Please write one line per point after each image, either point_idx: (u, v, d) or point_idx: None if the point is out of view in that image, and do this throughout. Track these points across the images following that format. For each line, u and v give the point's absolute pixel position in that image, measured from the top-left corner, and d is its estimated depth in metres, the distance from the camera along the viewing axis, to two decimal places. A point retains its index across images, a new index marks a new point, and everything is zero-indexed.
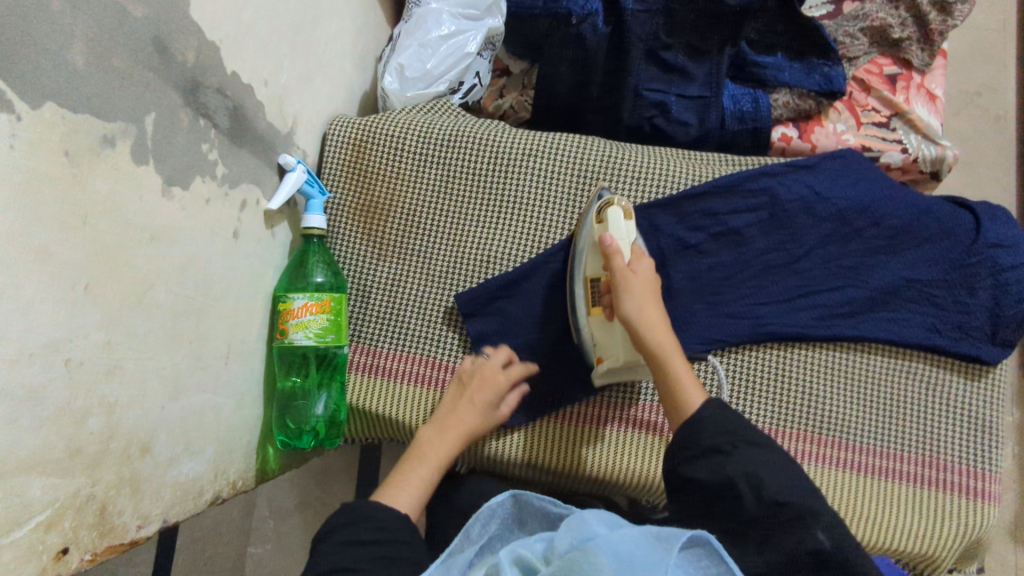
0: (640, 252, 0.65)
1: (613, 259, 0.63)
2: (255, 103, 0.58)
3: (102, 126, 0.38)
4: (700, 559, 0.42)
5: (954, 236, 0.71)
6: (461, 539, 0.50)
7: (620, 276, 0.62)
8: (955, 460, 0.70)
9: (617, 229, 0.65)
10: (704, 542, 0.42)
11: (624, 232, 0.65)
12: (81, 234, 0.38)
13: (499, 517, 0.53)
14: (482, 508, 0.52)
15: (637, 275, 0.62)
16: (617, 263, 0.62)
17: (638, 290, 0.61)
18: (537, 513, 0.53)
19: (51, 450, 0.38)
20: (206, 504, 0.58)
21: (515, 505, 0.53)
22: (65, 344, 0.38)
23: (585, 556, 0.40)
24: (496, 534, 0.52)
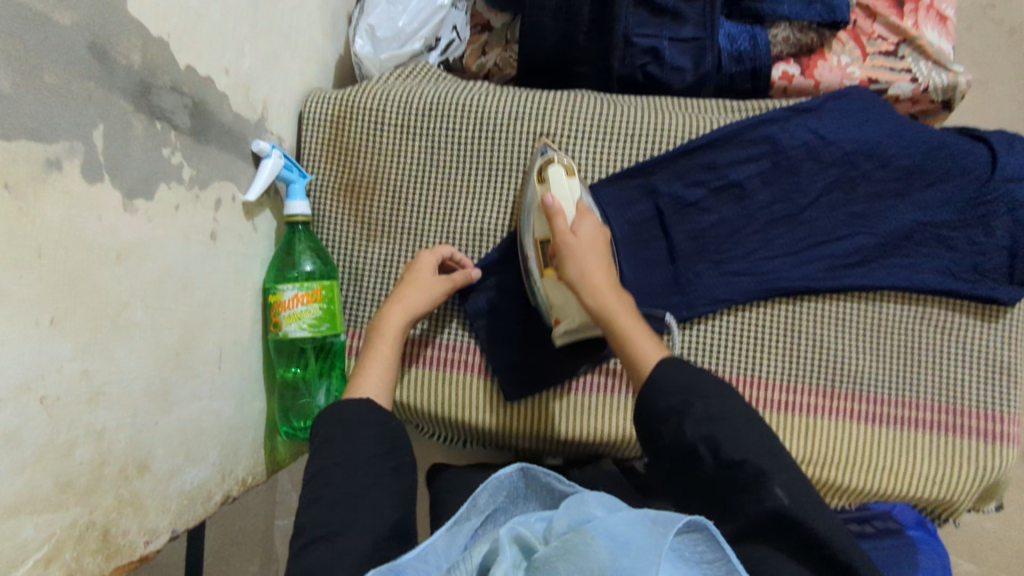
0: (583, 211, 0.65)
1: (554, 220, 0.63)
2: (217, 94, 0.55)
3: (44, 150, 0.36)
4: (693, 544, 0.40)
5: (969, 172, 0.67)
6: (467, 509, 0.47)
7: (562, 238, 0.62)
8: (972, 404, 0.68)
9: (558, 189, 0.66)
10: (702, 529, 0.40)
11: (564, 190, 0.66)
12: (36, 267, 0.36)
13: (507, 489, 0.50)
14: (490, 477, 0.50)
15: (580, 235, 0.63)
16: (557, 223, 0.63)
17: (580, 249, 0.62)
18: (542, 488, 0.51)
19: (39, 488, 0.37)
20: (217, 505, 0.59)
21: (521, 477, 0.51)
22: (37, 382, 0.36)
23: (582, 538, 0.38)
24: (500, 506, 0.50)
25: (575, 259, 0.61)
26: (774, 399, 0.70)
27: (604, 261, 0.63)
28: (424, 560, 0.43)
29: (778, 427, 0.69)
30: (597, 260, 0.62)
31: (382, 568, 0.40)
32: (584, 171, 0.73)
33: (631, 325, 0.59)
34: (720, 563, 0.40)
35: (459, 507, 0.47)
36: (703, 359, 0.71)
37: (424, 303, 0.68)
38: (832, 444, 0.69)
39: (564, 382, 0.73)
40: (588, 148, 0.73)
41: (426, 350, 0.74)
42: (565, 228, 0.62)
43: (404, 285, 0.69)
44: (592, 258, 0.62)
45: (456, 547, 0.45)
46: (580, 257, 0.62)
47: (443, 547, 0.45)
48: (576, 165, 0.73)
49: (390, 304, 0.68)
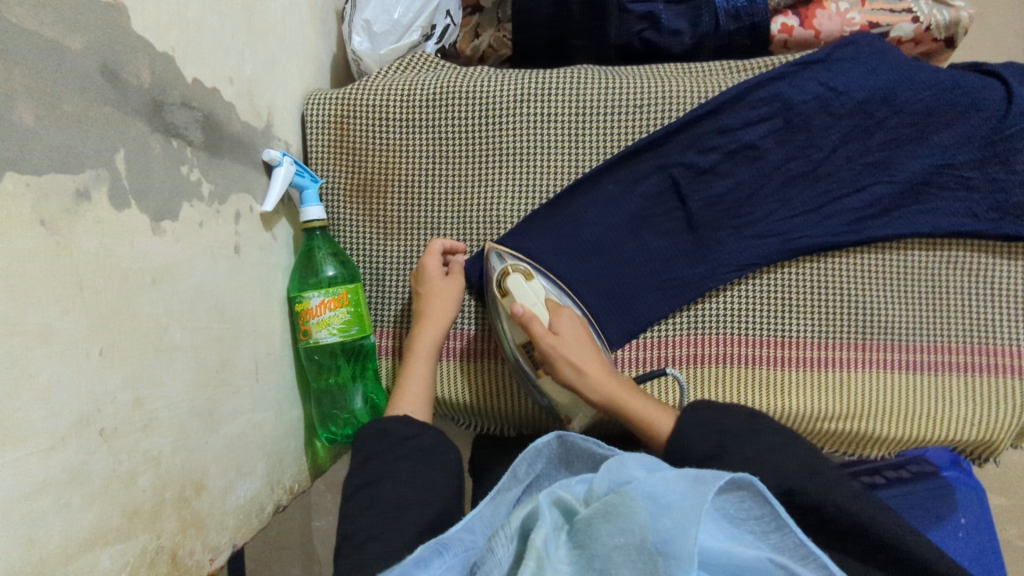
0: (553, 308, 0.66)
1: (532, 327, 0.63)
2: (224, 107, 0.53)
3: (73, 181, 0.35)
4: (741, 500, 0.40)
5: (986, 109, 0.66)
6: (507, 480, 0.48)
7: (551, 351, 0.63)
8: (1002, 342, 0.68)
9: (524, 296, 0.65)
10: (747, 485, 0.40)
11: (524, 294, 0.65)
12: (80, 302, 0.35)
13: (546, 457, 0.50)
14: (527, 447, 0.49)
15: (559, 336, 0.64)
16: (536, 329, 0.63)
17: (565, 353, 0.63)
18: (583, 455, 0.50)
19: (109, 521, 0.37)
20: (269, 516, 0.59)
21: (560, 445, 0.50)
22: (94, 416, 0.36)
23: (621, 498, 0.39)
24: (542, 473, 0.50)
25: (565, 363, 0.63)
26: (807, 356, 0.69)
27: (591, 353, 0.64)
28: (470, 530, 0.43)
29: (813, 385, 0.69)
30: (583, 353, 0.64)
31: (431, 543, 0.39)
32: (596, 145, 0.72)
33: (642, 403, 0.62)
34: (768, 519, 0.39)
35: (500, 479, 0.47)
36: (729, 326, 0.70)
37: (452, 307, 0.70)
38: (868, 395, 0.69)
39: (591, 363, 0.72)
40: (598, 123, 0.72)
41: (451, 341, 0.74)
42: (543, 334, 0.63)
43: (429, 300, 0.70)
44: (579, 354, 0.64)
45: (500, 515, 0.45)
46: (575, 362, 0.63)
47: (488, 515, 0.45)
48: (588, 141, 0.72)
49: (422, 323, 0.69)
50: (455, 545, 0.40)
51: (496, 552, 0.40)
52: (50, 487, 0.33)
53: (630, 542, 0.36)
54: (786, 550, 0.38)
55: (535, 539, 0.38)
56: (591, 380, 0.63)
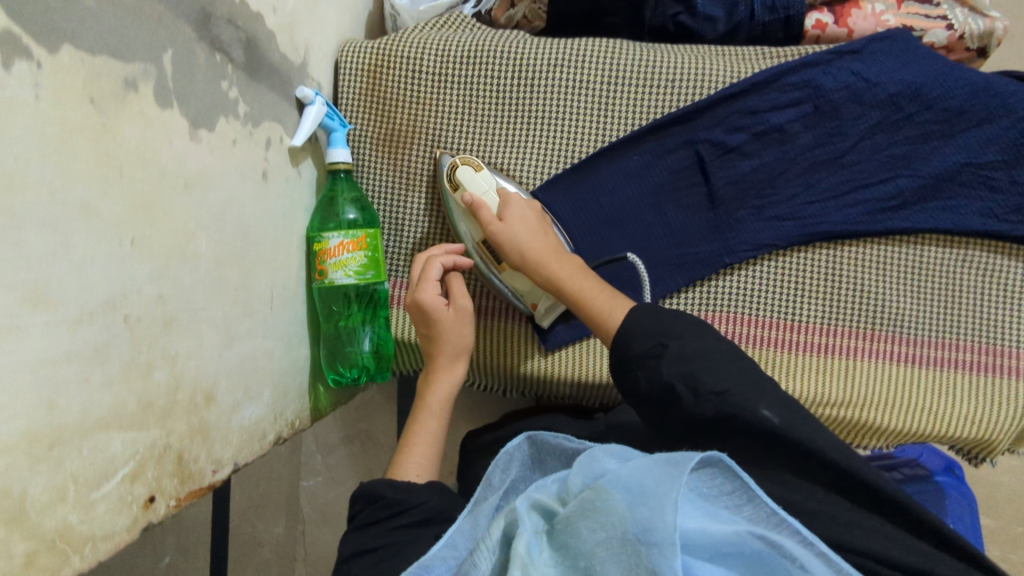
0: (506, 196, 0.68)
1: (479, 212, 0.66)
2: (266, 33, 0.54)
3: (123, 69, 0.36)
4: (710, 477, 0.39)
5: (1016, 111, 0.66)
6: (482, 490, 0.46)
7: (500, 237, 0.65)
8: (1011, 344, 0.69)
9: (476, 186, 0.68)
10: (716, 461, 0.39)
11: (475, 184, 0.67)
12: (118, 186, 0.36)
13: (518, 459, 0.49)
14: (499, 454, 0.48)
15: (507, 221, 0.66)
16: (483, 216, 0.66)
17: (512, 236, 0.65)
18: (556, 451, 0.49)
19: (125, 407, 0.38)
20: (270, 445, 0.60)
21: (530, 446, 0.49)
22: (121, 301, 0.37)
23: (597, 493, 0.38)
24: (517, 477, 0.49)
25: (514, 247, 0.65)
26: (813, 342, 0.70)
27: (541, 236, 0.66)
28: (453, 545, 0.43)
29: (818, 370, 0.70)
30: (531, 235, 0.65)
31: (410, 569, 0.40)
32: (624, 116, 0.73)
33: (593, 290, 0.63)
34: (740, 492, 0.39)
35: (474, 491, 0.46)
36: (739, 304, 0.71)
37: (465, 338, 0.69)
38: (871, 385, 0.69)
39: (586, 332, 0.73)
40: (628, 94, 0.73)
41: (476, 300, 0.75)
42: (490, 220, 0.65)
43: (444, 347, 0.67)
44: (528, 237, 0.65)
45: (481, 526, 0.44)
46: (522, 246, 0.65)
47: (468, 527, 0.44)
48: (617, 111, 0.73)
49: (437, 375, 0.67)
50: (438, 566, 0.41)
51: (478, 566, 0.38)
52: (74, 357, 0.33)
53: (612, 536, 0.36)
54: (761, 521, 0.38)
55: (517, 548, 0.36)
56: (538, 260, 0.64)
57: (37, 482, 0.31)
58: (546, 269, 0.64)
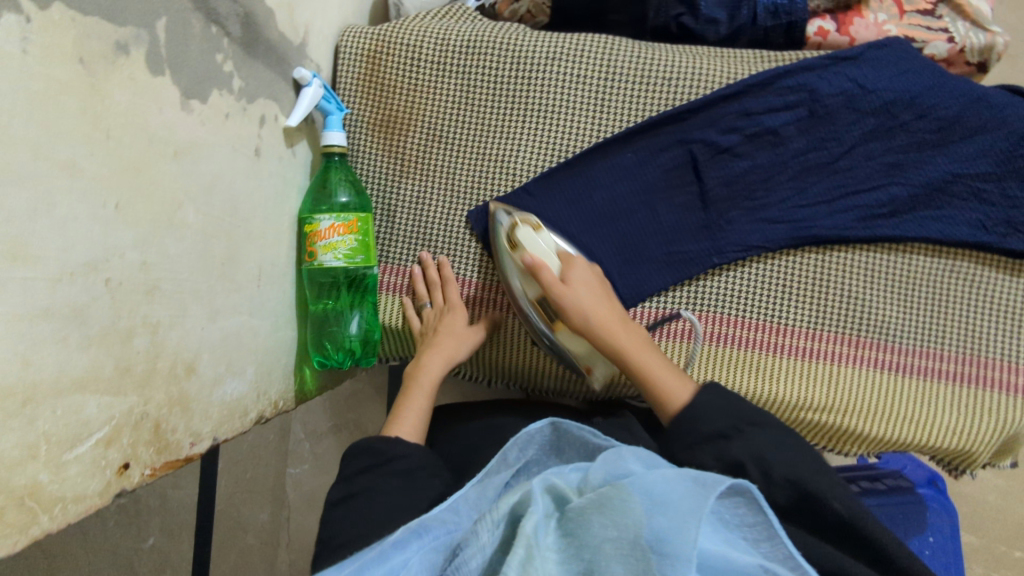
0: (566, 257, 0.65)
1: (541, 276, 0.63)
2: (265, 11, 0.54)
3: (114, 32, 0.36)
4: (735, 506, 0.41)
5: (1010, 124, 0.67)
6: (496, 462, 0.48)
7: (564, 301, 0.63)
8: (996, 357, 0.69)
9: (534, 245, 0.64)
10: (744, 492, 0.40)
11: (535, 244, 0.65)
12: (105, 148, 0.36)
13: (537, 442, 0.50)
14: (520, 432, 0.49)
15: (571, 285, 0.64)
16: (546, 279, 0.63)
17: (577, 302, 0.63)
18: (576, 443, 0.50)
19: (102, 369, 0.38)
20: (252, 423, 0.60)
21: (553, 431, 0.50)
22: (103, 264, 0.37)
23: (620, 493, 0.39)
24: (533, 458, 0.50)
25: (579, 312, 0.63)
26: (799, 346, 0.70)
27: (605, 302, 0.64)
28: (454, 510, 0.44)
29: (803, 374, 0.70)
30: (594, 301, 0.64)
31: (409, 525, 0.41)
32: (620, 112, 0.73)
33: (655, 364, 0.62)
34: (761, 527, 0.40)
35: (489, 462, 0.47)
36: (726, 306, 0.71)
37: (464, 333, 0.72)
38: (854, 391, 0.70)
39: None
40: (625, 90, 0.73)
41: (473, 291, 0.75)
42: (555, 283, 0.63)
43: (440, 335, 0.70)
44: (591, 302, 0.64)
45: (486, 499, 0.45)
46: (588, 313, 0.63)
47: (473, 497, 0.45)
48: (613, 107, 0.73)
49: (429, 355, 0.69)
50: (435, 528, 0.42)
51: (480, 535, 0.40)
52: (52, 315, 0.33)
53: (623, 536, 0.37)
54: (776, 560, 0.39)
55: (525, 527, 0.37)
56: (604, 327, 0.63)
57: (7, 437, 0.31)
58: (610, 337, 0.63)
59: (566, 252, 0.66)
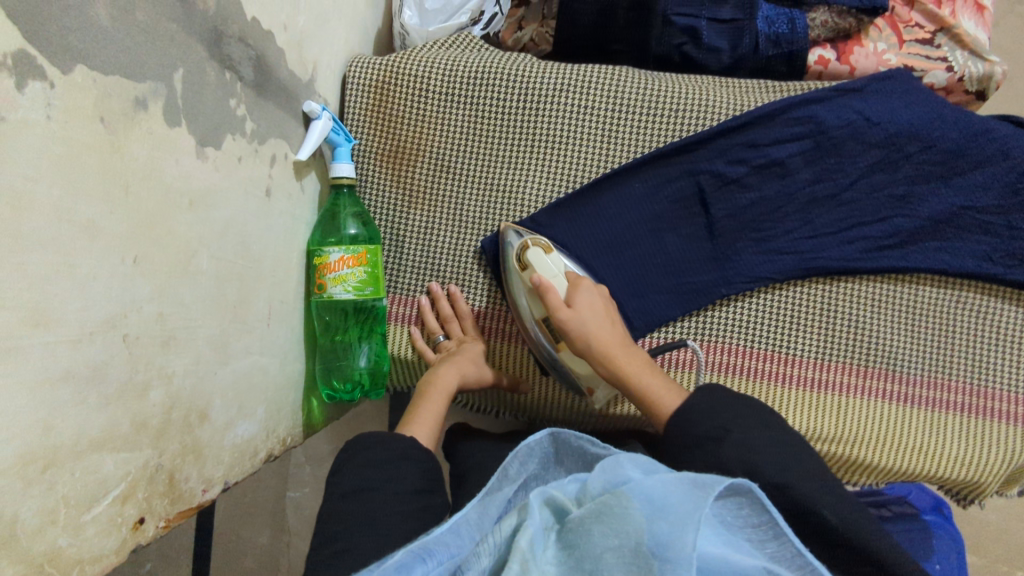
0: (574, 281, 0.66)
1: (546, 298, 0.64)
2: (276, 52, 0.54)
3: (134, 88, 0.36)
4: (738, 507, 0.41)
5: (1015, 157, 0.67)
6: (498, 479, 0.47)
7: (567, 324, 0.63)
8: (1003, 388, 0.69)
9: (544, 268, 0.66)
10: (745, 492, 0.40)
11: (544, 266, 0.66)
12: (124, 205, 0.36)
13: (537, 456, 0.50)
14: (520, 445, 0.49)
15: (577, 308, 0.64)
16: (551, 301, 0.64)
17: (582, 325, 0.63)
18: (574, 453, 0.51)
19: (118, 427, 0.37)
20: (261, 462, 0.59)
21: (551, 442, 0.51)
22: (120, 320, 0.36)
23: (619, 500, 0.40)
24: (533, 473, 0.50)
25: (581, 336, 0.63)
26: (807, 377, 0.71)
27: (611, 325, 0.65)
28: (457, 533, 0.42)
29: (812, 406, 0.70)
30: (601, 325, 0.64)
31: (411, 546, 0.39)
32: (627, 143, 0.74)
33: (656, 383, 0.62)
34: (766, 527, 0.40)
35: (492, 478, 0.46)
36: (736, 336, 0.72)
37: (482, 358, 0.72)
38: (865, 422, 0.70)
39: None
40: (632, 121, 0.73)
41: (489, 321, 0.76)
42: (561, 307, 0.63)
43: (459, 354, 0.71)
44: (595, 325, 0.64)
45: (488, 518, 0.45)
46: (589, 337, 0.63)
47: (475, 518, 0.44)
48: (620, 138, 0.74)
49: (447, 366, 0.69)
50: (439, 551, 0.40)
51: (481, 558, 0.40)
52: (70, 378, 0.33)
53: (624, 544, 0.38)
54: (783, 560, 0.39)
55: (522, 542, 0.38)
56: (602, 349, 0.63)
57: (28, 506, 0.31)
58: (612, 360, 0.63)
59: (575, 275, 0.67)
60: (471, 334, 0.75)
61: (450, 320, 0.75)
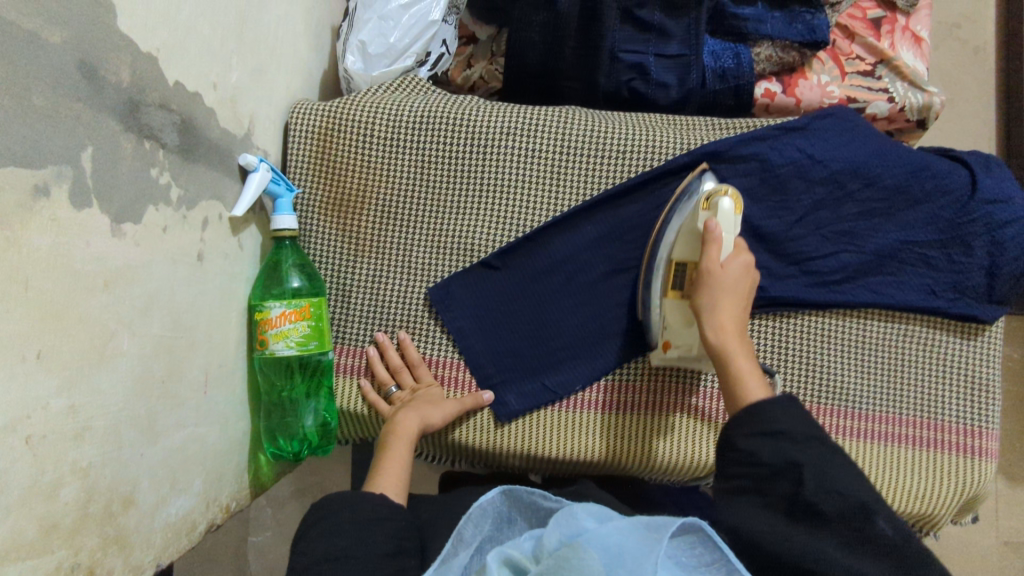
0: (739, 247, 0.61)
1: (707, 247, 0.60)
2: (204, 111, 0.52)
3: (32, 176, 0.34)
4: (691, 547, 0.43)
5: (951, 192, 0.69)
6: (453, 544, 0.46)
7: (705, 270, 0.60)
8: (953, 421, 0.70)
9: (722, 220, 0.61)
10: (696, 530, 0.43)
11: (729, 221, 0.61)
12: (22, 301, 0.34)
13: (491, 516, 0.51)
14: (472, 508, 0.50)
15: (728, 273, 0.59)
16: (709, 251, 0.60)
17: (722, 288, 0.59)
18: (527, 508, 0.52)
19: (24, 534, 0.35)
20: (201, 535, 0.57)
21: (504, 500, 0.52)
22: (23, 422, 0.34)
23: (574, 552, 0.40)
24: (488, 534, 0.50)
25: (715, 293, 0.59)
26: None
27: (744, 305, 0.60)
28: None
29: None
30: (740, 299, 0.59)
31: None
32: (576, 186, 0.73)
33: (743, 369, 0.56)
34: (719, 563, 0.42)
35: (446, 545, 0.46)
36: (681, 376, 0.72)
37: (442, 405, 0.70)
38: None
39: (575, 394, 0.73)
40: (580, 163, 0.73)
41: (442, 368, 0.74)
42: (714, 259, 0.59)
43: (415, 402, 0.70)
44: (734, 295, 0.59)
45: None
46: (717, 294, 0.59)
47: None
48: (569, 181, 0.73)
49: (406, 412, 0.68)
50: None
51: None
52: None
53: None
54: None
55: None
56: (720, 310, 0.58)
57: None
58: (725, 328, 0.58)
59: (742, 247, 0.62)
60: (424, 381, 0.73)
61: (401, 370, 0.73)
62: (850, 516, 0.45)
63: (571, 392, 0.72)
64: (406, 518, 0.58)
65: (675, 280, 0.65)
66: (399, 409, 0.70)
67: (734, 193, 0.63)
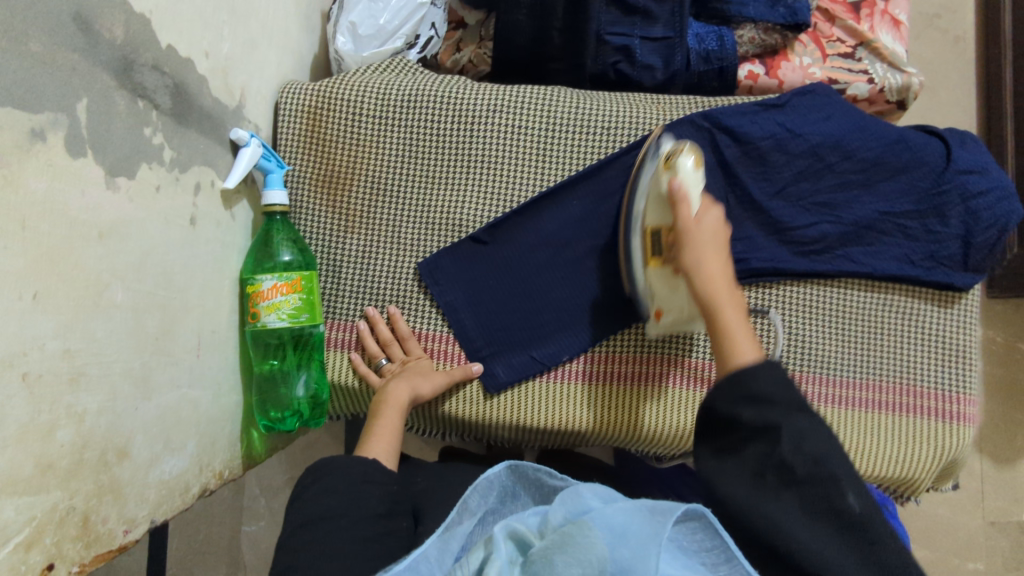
0: (707, 200, 0.60)
1: (679, 208, 0.58)
2: (196, 78, 0.53)
3: (29, 119, 0.35)
4: (692, 532, 0.42)
5: (927, 164, 0.71)
6: (458, 512, 0.47)
7: (682, 230, 0.58)
8: (931, 387, 0.72)
9: (687, 175, 0.59)
10: (699, 516, 0.42)
11: (693, 176, 0.59)
12: (19, 240, 0.35)
13: (496, 489, 0.51)
14: (478, 479, 0.50)
15: (702, 228, 0.58)
16: (681, 211, 0.58)
17: (698, 245, 0.57)
18: (531, 484, 0.52)
19: (20, 470, 0.36)
20: (194, 497, 0.57)
21: (510, 475, 0.52)
22: (20, 358, 0.35)
23: (580, 529, 0.40)
24: (491, 507, 0.50)
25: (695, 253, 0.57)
26: None
27: (723, 254, 0.58)
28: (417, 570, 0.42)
29: None
30: (717, 252, 0.58)
31: None
32: (562, 162, 0.75)
33: (735, 324, 0.55)
34: (719, 550, 0.41)
35: (451, 513, 0.46)
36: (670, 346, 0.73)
37: (431, 376, 0.72)
38: None
39: (563, 365, 0.74)
40: (566, 140, 0.75)
41: (431, 342, 0.75)
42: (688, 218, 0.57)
43: (405, 374, 0.71)
44: (712, 248, 0.58)
45: (447, 554, 0.44)
46: (697, 251, 0.57)
47: (435, 554, 0.43)
48: (555, 157, 0.75)
49: (397, 383, 0.69)
50: None
51: None
52: None
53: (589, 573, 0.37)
54: None
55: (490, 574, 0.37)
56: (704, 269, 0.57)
57: None
58: (709, 286, 0.57)
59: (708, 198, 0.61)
60: (414, 354, 0.74)
61: (391, 343, 0.74)
62: (822, 486, 0.44)
63: (560, 362, 0.74)
64: (396, 482, 0.59)
65: (653, 247, 0.63)
66: (388, 380, 0.71)
67: (694, 150, 0.61)
